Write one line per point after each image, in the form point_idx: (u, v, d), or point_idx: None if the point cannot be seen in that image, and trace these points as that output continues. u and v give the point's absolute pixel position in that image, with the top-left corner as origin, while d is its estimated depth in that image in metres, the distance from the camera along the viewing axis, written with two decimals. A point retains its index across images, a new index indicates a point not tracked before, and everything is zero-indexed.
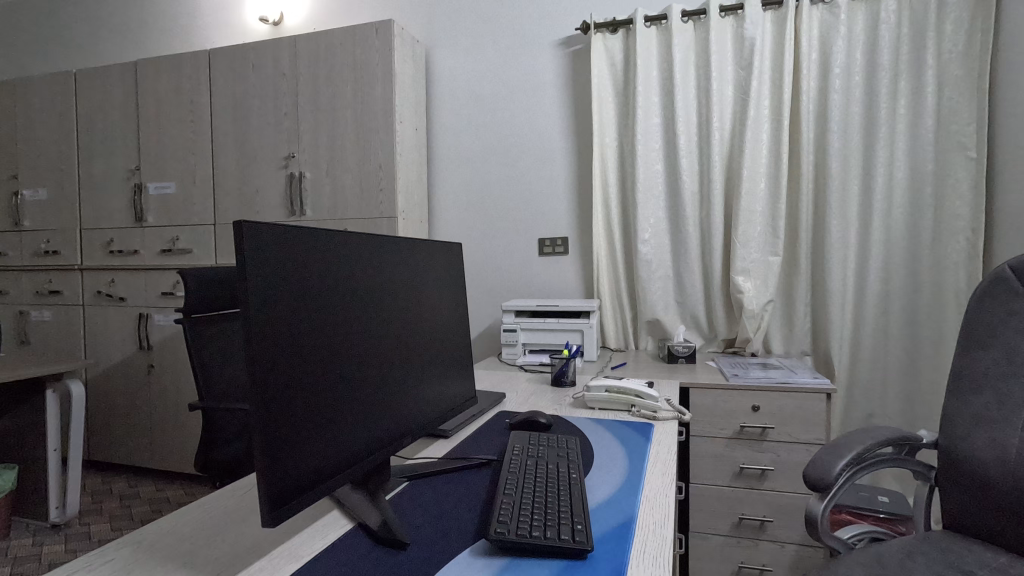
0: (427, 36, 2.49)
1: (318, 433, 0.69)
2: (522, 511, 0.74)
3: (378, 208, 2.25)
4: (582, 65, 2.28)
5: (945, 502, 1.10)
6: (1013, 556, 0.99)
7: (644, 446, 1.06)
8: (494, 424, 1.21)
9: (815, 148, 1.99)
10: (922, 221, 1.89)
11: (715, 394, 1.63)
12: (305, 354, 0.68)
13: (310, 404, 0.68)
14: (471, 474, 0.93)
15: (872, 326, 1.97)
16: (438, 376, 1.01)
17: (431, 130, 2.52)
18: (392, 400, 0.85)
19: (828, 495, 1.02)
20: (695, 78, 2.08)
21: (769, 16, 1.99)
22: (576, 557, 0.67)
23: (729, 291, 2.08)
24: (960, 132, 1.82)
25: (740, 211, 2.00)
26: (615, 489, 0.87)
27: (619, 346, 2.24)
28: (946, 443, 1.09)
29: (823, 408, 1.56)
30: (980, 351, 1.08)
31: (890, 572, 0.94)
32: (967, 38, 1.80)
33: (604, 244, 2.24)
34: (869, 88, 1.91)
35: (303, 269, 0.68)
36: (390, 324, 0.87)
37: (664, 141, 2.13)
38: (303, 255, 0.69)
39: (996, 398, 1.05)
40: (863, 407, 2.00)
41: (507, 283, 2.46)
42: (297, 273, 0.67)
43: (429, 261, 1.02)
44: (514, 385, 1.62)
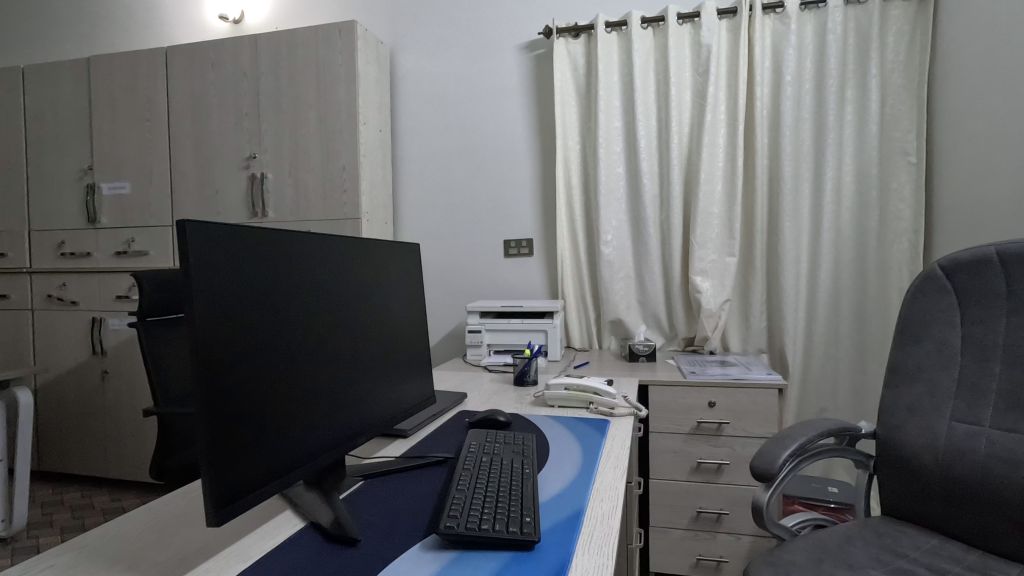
0: (391, 38, 2.49)
1: (268, 433, 0.69)
2: (473, 506, 0.75)
3: (342, 209, 2.24)
4: (545, 69, 2.32)
5: (883, 488, 1.16)
6: (946, 538, 1.05)
7: (599, 442, 1.09)
8: (454, 423, 1.22)
9: (769, 152, 2.06)
10: (868, 223, 1.98)
11: (674, 391, 1.67)
12: (257, 353, 0.69)
13: (262, 403, 0.68)
14: (427, 472, 0.94)
15: (824, 324, 2.05)
16: (396, 377, 1.03)
17: (396, 132, 2.51)
18: (348, 401, 0.86)
19: (773, 485, 1.06)
20: (655, 83, 2.13)
21: (724, 25, 2.05)
22: (524, 548, 0.69)
23: (689, 291, 2.13)
24: (901, 139, 1.92)
25: (698, 213, 2.06)
26: (567, 483, 0.89)
27: (583, 346, 2.28)
28: (883, 434, 1.15)
29: (775, 403, 1.62)
30: (913, 345, 1.14)
31: (829, 556, 0.99)
32: (907, 50, 1.91)
33: (568, 246, 2.27)
34: (818, 95, 1.99)
35: (257, 270, 0.69)
36: (347, 326, 0.88)
37: (625, 144, 2.18)
38: (257, 256, 0.70)
39: (928, 389, 1.11)
40: (815, 402, 2.08)
41: (473, 285, 2.47)
42: (250, 273, 0.68)
43: (385, 262, 1.03)
44: (476, 385, 1.64)
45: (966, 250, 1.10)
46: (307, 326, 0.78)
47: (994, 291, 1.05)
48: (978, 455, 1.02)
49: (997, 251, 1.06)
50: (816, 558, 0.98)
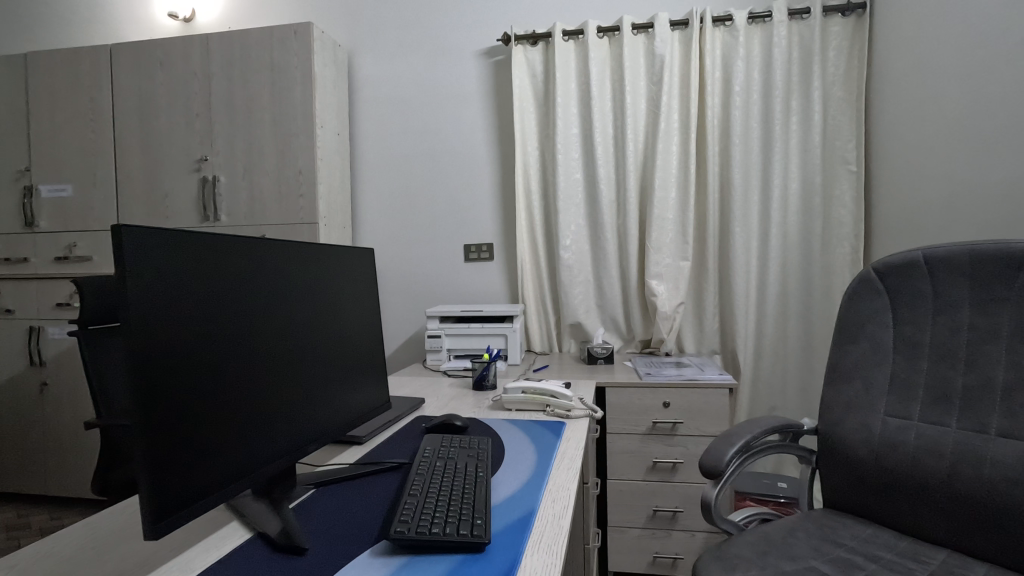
0: (349, 41, 2.47)
1: (213, 441, 0.68)
2: (424, 510, 0.75)
3: (298, 213, 2.20)
4: (504, 75, 2.34)
5: (825, 482, 1.21)
6: (881, 527, 1.11)
7: (554, 444, 1.10)
8: (411, 429, 1.21)
9: (720, 160, 2.13)
10: (813, 228, 2.07)
11: (631, 393, 1.71)
12: (200, 360, 0.67)
13: (206, 412, 0.67)
14: (381, 478, 0.93)
15: (773, 325, 2.12)
16: (349, 383, 1.02)
17: (355, 137, 2.49)
18: (297, 408, 0.85)
19: (721, 481, 1.09)
20: (610, 91, 2.18)
21: (677, 36, 2.12)
22: (474, 550, 0.70)
23: (645, 294, 2.18)
24: (842, 149, 2.02)
25: (653, 219, 2.11)
26: (520, 485, 0.90)
27: (543, 349, 2.30)
28: (824, 429, 1.20)
29: (726, 402, 1.67)
30: (850, 345, 1.20)
31: (773, 548, 1.03)
32: (846, 66, 2.02)
33: (527, 250, 2.29)
34: (766, 105, 2.07)
35: (200, 277, 0.68)
36: (297, 331, 0.87)
37: (583, 150, 2.22)
38: (201, 261, 0.68)
39: (864, 386, 1.16)
40: (765, 401, 2.16)
41: (433, 290, 2.46)
42: (193, 278, 0.67)
43: (338, 268, 1.02)
44: (435, 390, 1.63)
45: (896, 255, 1.16)
46: (254, 333, 0.77)
47: (920, 293, 1.12)
48: (909, 447, 1.08)
49: (923, 255, 1.12)
50: (760, 551, 1.02)
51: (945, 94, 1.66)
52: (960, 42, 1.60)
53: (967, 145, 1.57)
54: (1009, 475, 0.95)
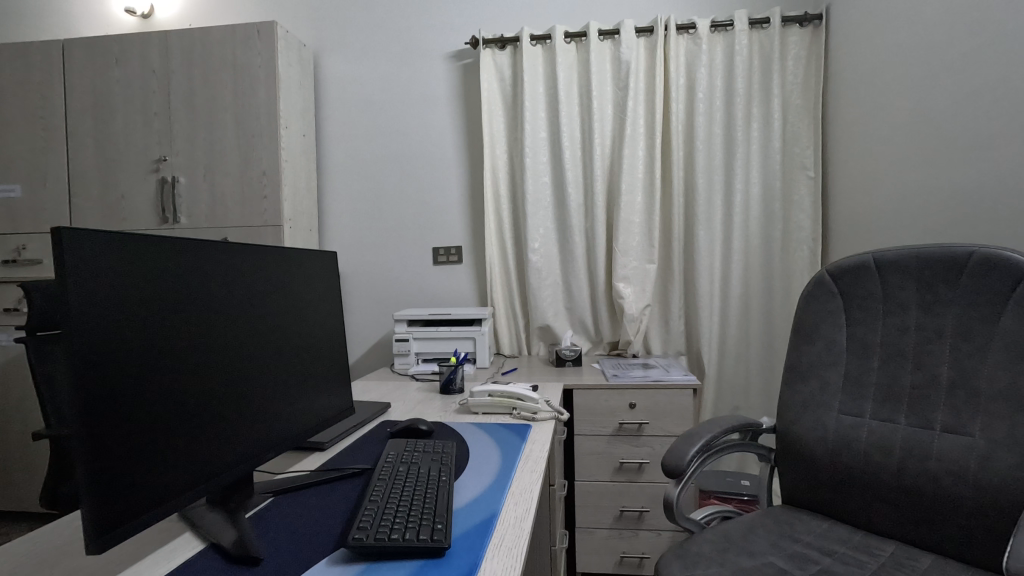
0: (315, 41, 2.43)
1: (164, 449, 0.66)
2: (384, 516, 0.75)
3: (262, 215, 2.15)
4: (472, 78, 2.34)
5: (784, 479, 1.24)
6: (835, 521, 1.15)
7: (519, 447, 1.11)
8: (375, 434, 1.20)
9: (684, 164, 2.17)
10: (774, 232, 2.12)
11: (598, 395, 1.72)
12: (150, 367, 0.65)
13: (156, 420, 0.65)
14: (343, 485, 0.92)
15: (736, 326, 2.17)
16: (311, 389, 1.00)
17: (321, 138, 2.45)
18: (254, 416, 0.83)
19: (682, 480, 1.11)
20: (578, 95, 2.20)
21: (642, 42, 2.15)
22: (434, 555, 0.70)
23: (612, 297, 2.21)
24: (801, 155, 2.09)
25: (620, 222, 2.14)
26: (483, 488, 0.90)
27: (512, 352, 2.31)
28: (782, 428, 1.24)
29: (690, 402, 1.70)
30: (807, 345, 1.23)
31: (733, 545, 1.05)
32: (803, 74, 2.09)
33: (496, 253, 2.29)
34: (728, 112, 2.12)
35: (152, 282, 0.66)
36: (255, 335, 0.86)
37: (551, 153, 2.23)
38: (151, 266, 0.67)
39: (819, 385, 1.20)
40: (729, 400, 2.21)
41: (402, 293, 2.44)
42: (144, 283, 0.65)
43: (299, 271, 1.00)
44: (401, 395, 1.62)
45: (848, 258, 1.20)
46: (209, 339, 0.75)
47: (871, 295, 1.16)
48: (862, 444, 1.12)
49: (873, 258, 1.17)
50: (721, 548, 1.04)
51: (891, 102, 1.73)
52: (904, 53, 1.67)
53: (911, 152, 1.63)
54: (953, 468, 0.99)
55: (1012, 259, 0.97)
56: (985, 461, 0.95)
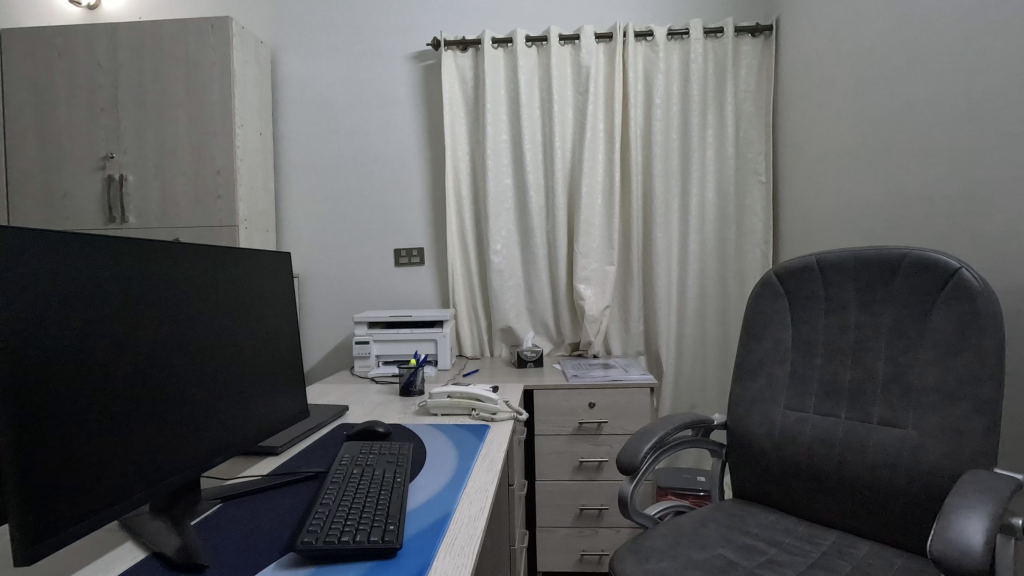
0: (272, 38, 2.38)
1: (107, 454, 0.64)
2: (335, 519, 0.74)
3: (216, 215, 2.10)
4: (434, 80, 2.34)
5: (734, 474, 1.28)
6: (782, 513, 1.19)
7: (477, 447, 1.11)
8: (331, 437, 1.18)
9: (643, 168, 2.22)
10: (728, 235, 2.19)
11: (558, 395, 1.74)
12: (94, 369, 0.63)
13: (96, 425, 0.63)
14: (295, 489, 0.90)
15: (692, 327, 2.23)
16: (262, 394, 0.98)
17: (279, 137, 2.40)
18: (204, 421, 0.81)
19: (636, 476, 1.14)
20: (539, 99, 2.22)
21: (602, 48, 2.20)
22: (385, 556, 0.69)
23: (573, 298, 2.24)
24: (753, 160, 2.17)
25: (581, 224, 2.17)
26: (438, 489, 0.90)
27: (475, 354, 2.31)
28: (732, 424, 1.28)
29: (647, 401, 1.74)
30: (755, 344, 1.28)
31: (685, 538, 1.08)
32: (755, 83, 2.17)
33: (458, 254, 2.29)
34: (685, 118, 2.18)
35: (92, 281, 0.64)
36: (205, 338, 0.84)
37: (513, 156, 2.24)
38: (94, 264, 0.65)
39: (767, 381, 1.25)
40: (686, 398, 2.26)
41: (363, 295, 2.41)
42: (88, 281, 0.64)
43: (251, 272, 0.98)
44: (360, 398, 1.60)
45: (793, 260, 1.25)
46: (156, 341, 0.73)
47: (814, 295, 1.21)
48: (806, 438, 1.17)
49: (816, 260, 1.22)
50: (673, 541, 1.07)
51: (833, 111, 1.81)
52: (843, 65, 1.75)
53: (850, 158, 1.71)
54: (888, 459, 1.05)
55: (941, 261, 1.03)
56: (916, 451, 1.01)
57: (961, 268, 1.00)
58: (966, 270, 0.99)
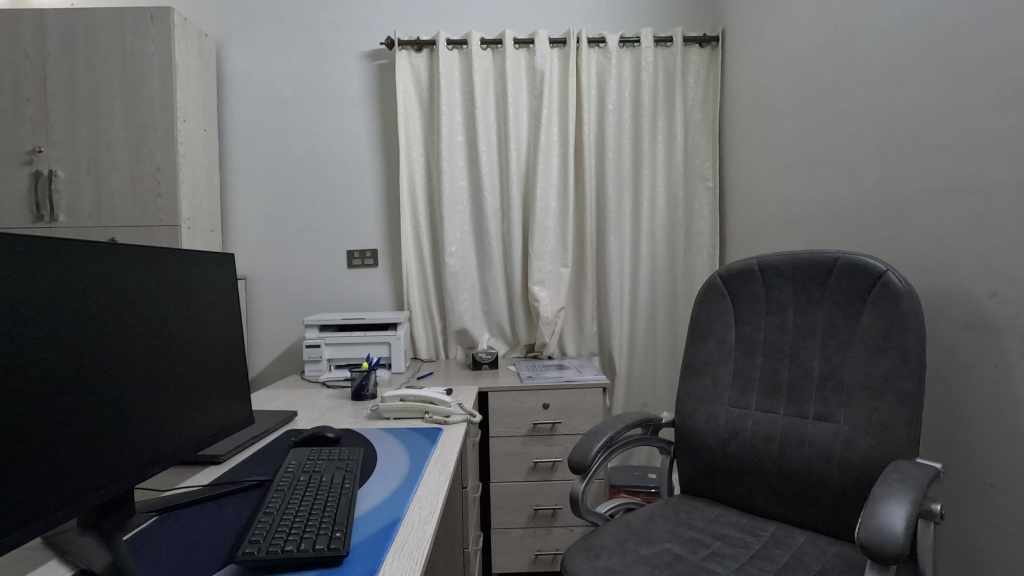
0: (217, 31, 2.29)
1: (40, 462, 0.61)
2: (279, 528, 0.72)
3: (156, 214, 2.00)
4: (388, 79, 2.31)
5: (682, 470, 1.32)
6: (727, 507, 1.24)
7: (429, 451, 1.10)
8: (278, 444, 1.15)
9: (596, 173, 2.26)
10: (678, 238, 2.26)
11: (513, 396, 1.75)
12: (28, 371, 0.61)
13: (29, 430, 0.60)
14: (237, 498, 0.87)
15: (644, 328, 2.29)
16: (203, 402, 0.94)
17: (224, 134, 2.32)
18: (144, 429, 0.78)
19: (588, 476, 1.15)
20: (494, 102, 2.23)
21: (555, 53, 2.22)
22: (331, 563, 0.68)
23: (528, 300, 2.25)
24: (701, 167, 2.25)
25: (535, 227, 2.19)
26: (388, 493, 0.89)
27: (430, 356, 2.30)
28: (680, 422, 1.32)
29: (600, 401, 1.77)
30: (701, 343, 1.32)
31: (634, 534, 1.11)
32: (702, 92, 2.25)
33: (412, 256, 2.27)
34: (636, 124, 2.23)
35: (24, 281, 0.61)
36: (147, 343, 0.81)
37: (468, 158, 2.24)
38: (29, 263, 0.62)
39: (712, 380, 1.29)
40: (638, 398, 2.31)
41: (314, 298, 2.36)
42: (23, 280, 0.61)
43: (193, 275, 0.95)
44: (310, 402, 1.56)
45: (736, 263, 1.31)
46: (96, 343, 0.71)
47: (755, 296, 1.27)
48: (748, 434, 1.21)
49: (757, 263, 1.27)
50: (623, 538, 1.09)
51: (771, 120, 1.90)
52: (782, 78, 1.84)
53: (787, 166, 1.80)
54: (823, 452, 1.10)
55: (868, 264, 1.09)
56: (847, 444, 1.07)
57: (887, 270, 1.06)
58: (891, 273, 1.06)
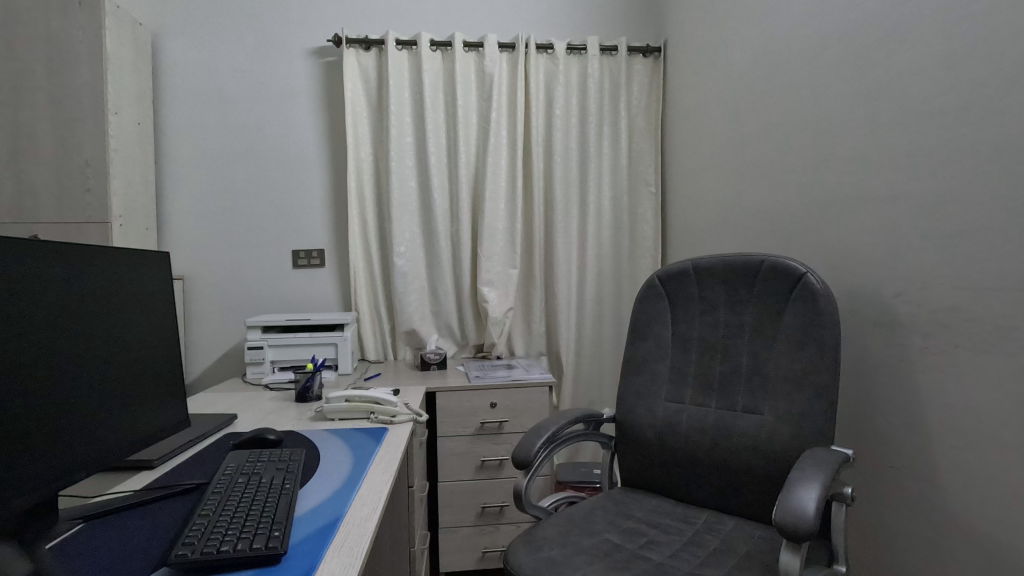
0: (153, 21, 2.20)
1: None
2: (215, 529, 0.71)
3: (84, 211, 1.90)
4: (336, 77, 2.28)
5: (622, 464, 1.37)
6: (663, 498, 1.30)
7: (373, 450, 1.11)
8: (217, 447, 1.12)
9: (544, 176, 2.31)
10: (623, 240, 2.33)
11: (460, 396, 1.77)
12: None
13: None
14: (173, 502, 0.85)
15: (590, 327, 2.35)
16: (137, 407, 0.92)
17: (160, 128, 2.22)
18: (79, 430, 0.78)
19: (531, 471, 1.18)
20: (444, 103, 2.24)
21: (504, 57, 2.26)
22: (268, 562, 0.68)
23: (477, 301, 2.27)
24: (644, 172, 2.33)
25: (484, 228, 2.22)
26: (330, 493, 0.89)
27: (378, 357, 2.28)
28: (620, 417, 1.37)
29: (545, 399, 1.81)
30: (641, 341, 1.38)
31: (576, 526, 1.15)
32: (645, 101, 2.33)
33: (360, 256, 2.25)
34: (583, 129, 2.29)
35: None
36: (86, 342, 0.81)
37: (417, 158, 2.24)
38: None
39: (650, 376, 1.35)
40: (585, 395, 2.37)
41: (258, 299, 2.29)
42: None
43: (132, 276, 0.95)
44: (251, 405, 1.52)
45: (672, 264, 1.37)
46: (38, 338, 0.71)
47: (690, 296, 1.33)
48: (683, 427, 1.28)
49: (692, 265, 1.34)
50: (565, 530, 1.13)
51: (707, 129, 1.99)
52: (716, 89, 1.93)
53: (721, 172, 1.89)
54: (749, 443, 1.17)
55: (790, 266, 1.17)
56: (771, 434, 1.14)
57: (806, 272, 1.15)
58: (810, 275, 1.14)
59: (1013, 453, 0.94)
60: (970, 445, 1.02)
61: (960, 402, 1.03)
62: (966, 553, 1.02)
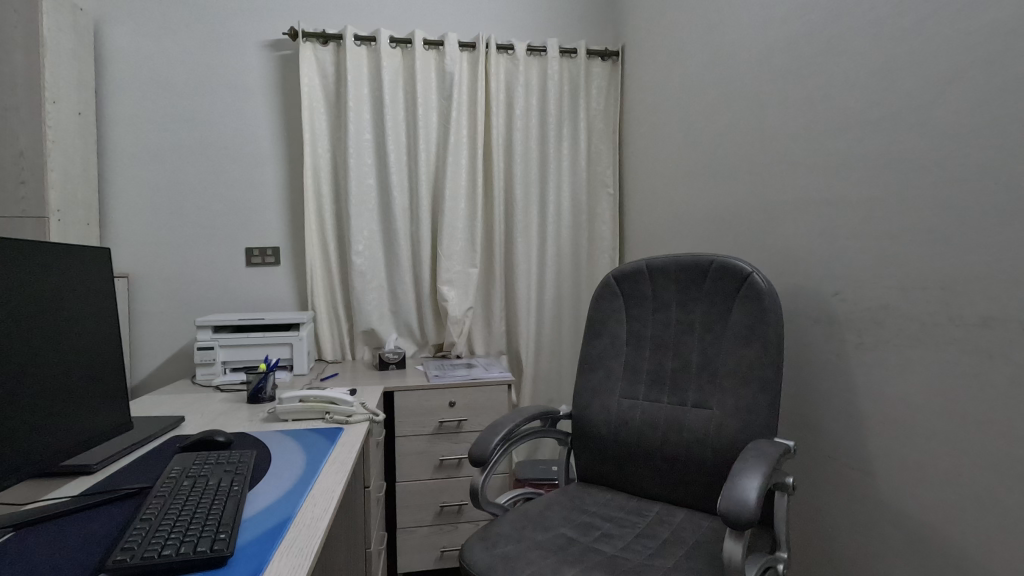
0: (95, 7, 2.10)
1: None
2: (156, 534, 0.69)
3: (18, 205, 1.80)
4: (292, 71, 2.23)
5: (578, 459, 1.40)
6: (617, 492, 1.33)
7: (327, 450, 1.09)
8: (162, 450, 1.08)
9: (504, 176, 2.32)
10: (582, 241, 2.37)
11: (419, 395, 1.76)
12: None
13: None
14: (113, 507, 0.82)
15: (549, 327, 2.37)
16: (74, 409, 0.89)
17: (103, 119, 2.12)
18: (11, 434, 0.74)
19: (487, 469, 1.19)
20: (403, 100, 2.22)
21: (465, 56, 2.26)
22: (212, 566, 0.66)
23: (437, 300, 2.27)
24: (603, 174, 2.38)
25: (444, 227, 2.22)
26: (281, 494, 0.88)
27: (335, 358, 2.24)
28: (576, 414, 1.39)
29: (504, 397, 1.82)
30: (597, 339, 1.40)
31: (531, 521, 1.16)
32: (604, 104, 2.38)
33: (317, 255, 2.21)
34: (542, 130, 2.32)
35: None
36: (20, 343, 0.77)
37: (376, 156, 2.21)
38: None
39: (606, 374, 1.38)
40: (544, 393, 2.40)
41: (208, 297, 2.22)
42: None
43: (71, 274, 0.91)
44: (200, 407, 1.47)
45: (627, 264, 1.40)
46: None
47: (644, 295, 1.37)
48: (636, 423, 1.31)
49: (645, 264, 1.38)
50: (521, 526, 1.14)
51: (662, 132, 2.04)
52: (670, 94, 1.98)
53: (675, 175, 1.95)
54: (698, 437, 1.21)
55: (737, 266, 1.22)
56: (719, 428, 1.19)
57: (751, 272, 1.20)
58: (755, 274, 1.19)
59: (937, 442, 1.01)
60: (900, 435, 1.08)
61: (891, 395, 1.10)
62: (897, 537, 1.09)
